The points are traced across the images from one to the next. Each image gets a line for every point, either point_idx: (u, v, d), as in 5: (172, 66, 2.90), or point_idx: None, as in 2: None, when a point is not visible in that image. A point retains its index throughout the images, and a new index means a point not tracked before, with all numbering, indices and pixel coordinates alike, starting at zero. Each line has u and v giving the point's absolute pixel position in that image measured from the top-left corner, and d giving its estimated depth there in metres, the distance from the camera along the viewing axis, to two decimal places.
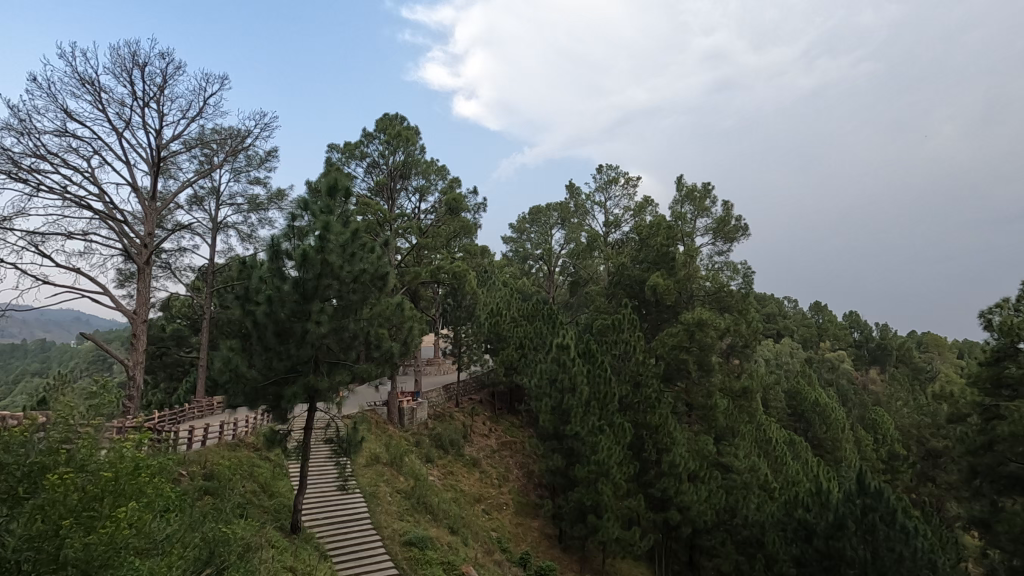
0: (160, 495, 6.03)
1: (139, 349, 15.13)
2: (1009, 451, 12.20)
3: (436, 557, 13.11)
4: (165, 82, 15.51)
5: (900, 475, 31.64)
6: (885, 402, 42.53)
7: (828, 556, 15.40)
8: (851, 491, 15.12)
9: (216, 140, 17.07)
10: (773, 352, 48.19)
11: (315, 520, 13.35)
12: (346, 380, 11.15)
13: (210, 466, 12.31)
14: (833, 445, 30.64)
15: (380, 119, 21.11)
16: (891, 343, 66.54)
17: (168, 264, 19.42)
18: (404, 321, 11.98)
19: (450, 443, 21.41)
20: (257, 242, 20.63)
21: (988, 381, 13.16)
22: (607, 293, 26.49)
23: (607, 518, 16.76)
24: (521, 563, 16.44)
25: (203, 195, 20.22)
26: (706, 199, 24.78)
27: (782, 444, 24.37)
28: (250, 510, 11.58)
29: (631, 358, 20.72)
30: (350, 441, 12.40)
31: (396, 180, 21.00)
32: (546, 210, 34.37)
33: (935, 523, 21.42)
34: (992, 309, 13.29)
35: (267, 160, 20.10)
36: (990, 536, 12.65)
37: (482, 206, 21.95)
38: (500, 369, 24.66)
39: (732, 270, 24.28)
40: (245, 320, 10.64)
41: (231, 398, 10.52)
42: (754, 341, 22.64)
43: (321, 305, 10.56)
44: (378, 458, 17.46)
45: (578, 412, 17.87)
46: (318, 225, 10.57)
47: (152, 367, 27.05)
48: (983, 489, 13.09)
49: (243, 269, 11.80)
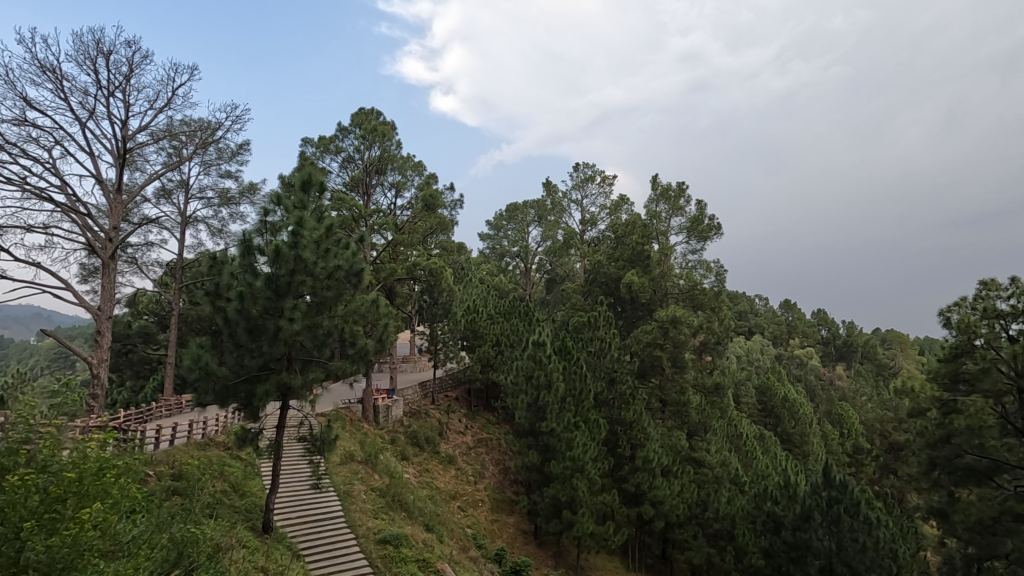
0: (126, 495, 5.88)
1: (104, 347, 14.66)
2: (967, 445, 12.53)
3: (411, 555, 13.06)
4: (132, 71, 15.02)
5: (865, 468, 32.63)
6: (850, 397, 44.00)
7: (795, 547, 15.84)
8: (817, 483, 15.65)
9: (184, 132, 16.63)
10: (744, 349, 49.22)
11: (287, 519, 13.16)
12: (320, 377, 11.15)
13: (178, 466, 12.05)
14: (801, 439, 31.67)
15: (356, 113, 20.78)
16: (857, 339, 68.62)
17: (134, 259, 18.87)
18: (380, 318, 11.82)
19: (425, 440, 21.28)
20: (228, 237, 20.20)
21: (946, 376, 13.74)
22: (583, 291, 26.89)
23: (581, 513, 16.94)
24: (497, 559, 16.54)
25: (171, 188, 19.67)
26: (681, 198, 25.15)
27: (753, 439, 25.05)
28: (220, 510, 11.38)
29: (606, 355, 20.94)
30: (323, 439, 12.19)
31: (372, 175, 20.75)
32: (522, 207, 34.21)
33: (896, 514, 22.29)
34: (951, 308, 13.74)
35: (239, 153, 19.64)
36: (948, 526, 13.18)
37: (459, 203, 21.86)
38: (477, 366, 24.78)
39: (705, 268, 24.82)
40: (215, 317, 10.40)
41: (201, 396, 10.27)
42: (726, 338, 23.17)
43: (294, 301, 10.38)
44: (353, 456, 17.31)
45: (555, 408, 17.94)
46: (291, 221, 10.42)
47: (118, 364, 26.26)
48: (942, 480, 13.59)
49: (213, 265, 11.52)
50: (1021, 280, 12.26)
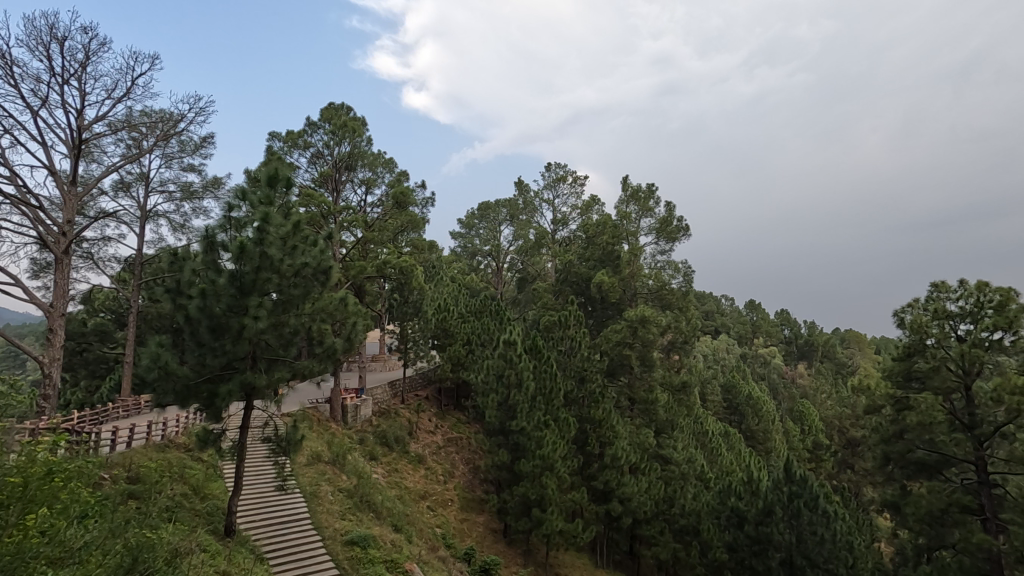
0: (77, 500, 5.66)
1: (57, 346, 14.06)
2: (918, 439, 13.16)
3: (379, 555, 12.91)
4: (88, 58, 14.44)
5: (823, 463, 33.78)
6: (811, 395, 45.54)
7: (757, 541, 16.22)
8: (778, 479, 16.11)
9: (145, 123, 16.06)
10: (710, 348, 50.35)
11: (251, 522, 12.86)
12: (286, 376, 10.89)
13: (135, 469, 11.68)
14: (764, 436, 32.60)
15: (325, 108, 20.39)
16: (817, 339, 70.97)
17: (90, 254, 18.16)
18: (348, 316, 11.70)
19: (394, 440, 21.07)
20: (190, 233, 19.59)
21: (900, 374, 14.13)
22: (554, 290, 27.07)
23: (551, 510, 17.04)
24: (466, 558, 16.50)
25: (130, 180, 18.95)
26: (650, 199, 25.52)
27: (718, 437, 25.67)
28: (180, 514, 11.05)
29: (576, 353, 21.09)
30: (288, 440, 11.93)
31: (342, 172, 20.44)
32: (494, 206, 34.26)
33: (853, 507, 23.15)
34: (905, 309, 14.28)
35: (202, 146, 19.07)
36: (900, 518, 13.70)
37: (430, 202, 21.73)
38: (447, 365, 24.63)
39: (673, 269, 25.25)
40: (176, 315, 10.06)
41: (160, 397, 9.93)
42: (693, 337, 23.71)
43: (259, 299, 10.11)
44: (320, 457, 17.04)
45: (525, 408, 17.98)
46: (256, 217, 10.18)
47: (72, 363, 25.22)
48: (895, 474, 14.12)
49: (173, 261, 11.15)
50: (969, 281, 12.85)
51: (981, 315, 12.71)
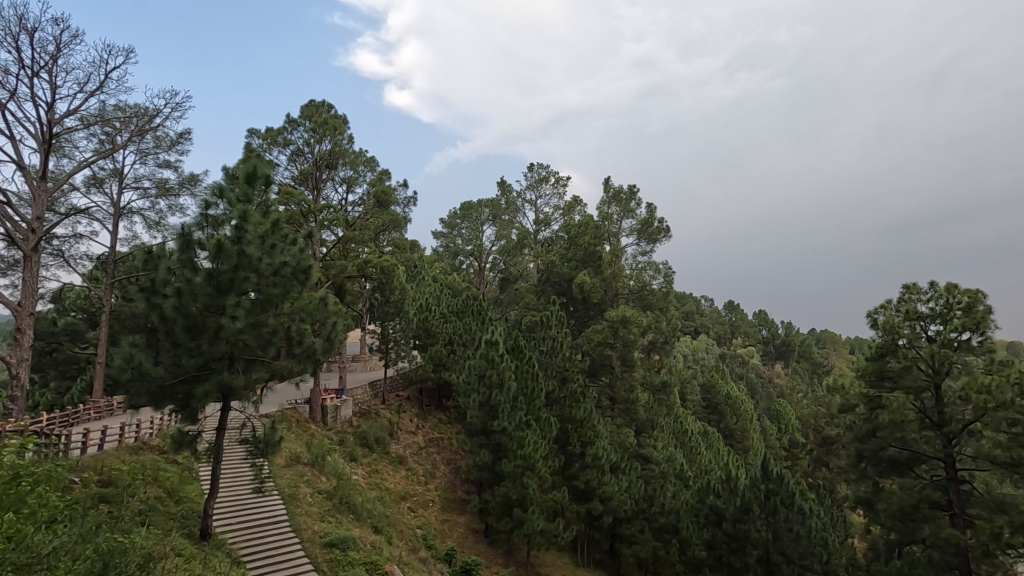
0: (45, 504, 5.50)
1: (25, 346, 13.65)
2: (891, 437, 13.48)
3: (359, 557, 12.79)
4: (59, 50, 14.05)
5: (799, 461, 34.41)
6: (788, 394, 46.37)
7: (735, 538, 16.43)
8: (755, 477, 16.37)
9: (119, 118, 15.69)
10: (690, 348, 50.98)
11: (227, 525, 12.64)
12: (264, 377, 10.73)
13: (107, 472, 11.40)
14: (742, 435, 33.08)
15: (306, 105, 20.14)
16: (794, 339, 72.28)
17: (60, 252, 17.67)
18: (328, 316, 11.59)
19: (375, 441, 20.90)
20: (166, 230, 19.20)
21: (873, 374, 14.34)
22: (536, 290, 27.13)
23: (532, 510, 17.06)
24: (447, 559, 16.44)
25: (103, 176, 18.50)
26: (632, 201, 25.73)
27: (697, 436, 25.99)
28: (154, 518, 10.81)
29: (558, 354, 21.17)
30: (267, 441, 11.75)
31: (322, 170, 20.23)
32: (477, 206, 34.22)
33: (828, 504, 23.62)
34: (878, 310, 14.61)
35: (178, 142, 18.70)
36: (873, 514, 14.00)
37: (412, 201, 21.60)
38: (428, 365, 24.51)
39: (654, 269, 25.49)
40: (151, 314, 9.85)
41: (133, 398, 9.70)
42: (673, 337, 23.98)
43: (237, 299, 9.96)
44: (299, 458, 16.83)
45: (507, 408, 17.98)
46: (234, 215, 10.01)
47: (41, 364, 24.53)
48: (868, 471, 14.42)
49: (148, 259, 10.91)
50: (938, 283, 13.21)
51: (950, 316, 13.08)
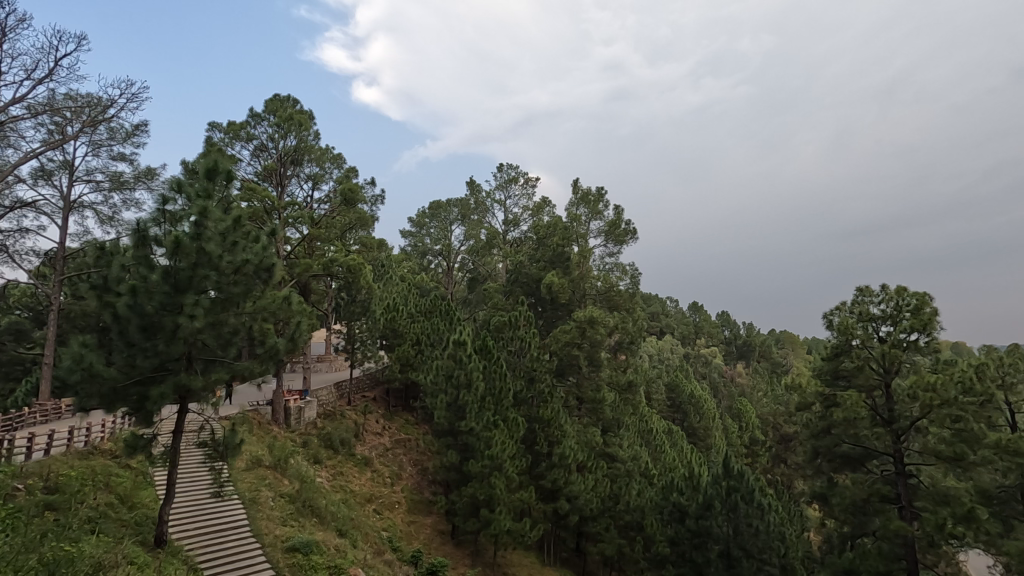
0: None
1: None
2: (844, 434, 14.01)
3: (322, 562, 12.54)
4: (4, 35, 13.36)
5: (759, 458, 35.41)
6: (749, 393, 47.72)
7: (697, 534, 16.77)
8: (717, 474, 16.78)
9: (69, 107, 15.01)
10: (655, 348, 51.92)
11: (184, 531, 12.22)
12: (224, 378, 10.42)
13: (54, 478, 10.87)
14: (704, 433, 33.89)
15: (270, 99, 19.65)
16: (754, 339, 74.39)
17: (4, 246, 16.78)
18: (292, 315, 11.34)
19: (340, 442, 20.56)
20: (120, 225, 18.45)
21: (828, 373, 14.89)
22: (505, 291, 27.18)
23: (499, 510, 17.06)
24: (413, 561, 16.26)
25: (52, 168, 17.65)
26: (600, 202, 26.03)
27: (662, 434, 26.50)
28: (104, 525, 10.35)
29: (526, 354, 21.21)
30: (226, 444, 11.41)
31: (287, 166, 19.79)
32: (446, 205, 34.06)
33: (785, 500, 24.40)
34: (833, 312, 15.16)
35: (134, 134, 18.00)
36: (827, 508, 14.52)
37: (379, 199, 21.32)
38: (396, 366, 24.23)
39: (621, 271, 25.85)
40: (102, 313, 9.44)
41: (83, 400, 9.28)
42: (639, 337, 24.37)
43: (196, 297, 9.65)
44: (260, 461, 16.40)
45: (474, 408, 17.93)
46: (193, 211, 9.70)
47: None
48: (823, 467, 14.95)
49: (100, 256, 10.46)
50: (889, 287, 13.81)
51: (900, 318, 13.68)
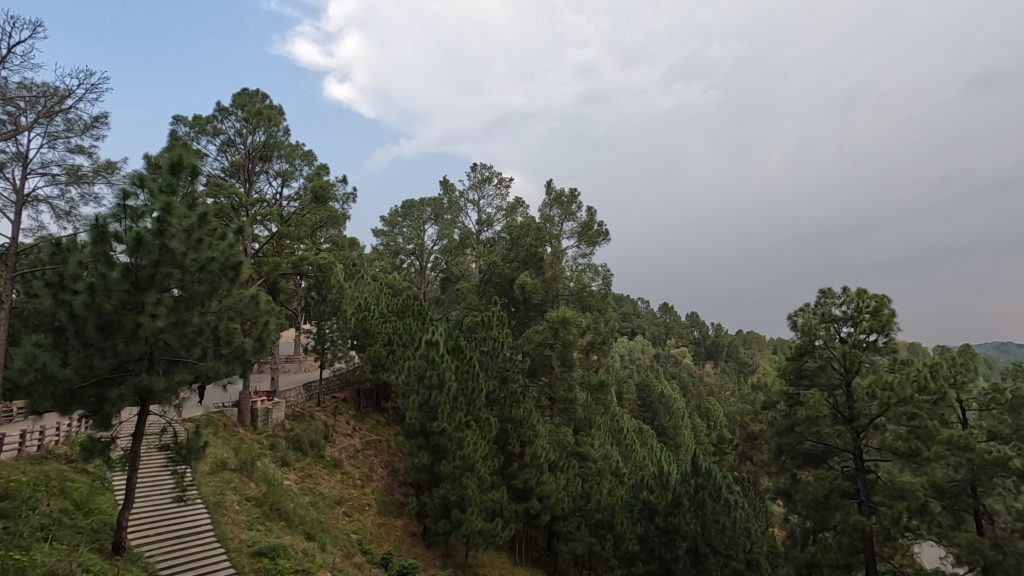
0: None
1: None
2: (807, 432, 14.43)
3: (289, 566, 12.29)
4: None
5: (726, 455, 36.17)
6: (716, 392, 48.73)
7: (666, 531, 17.04)
8: (686, 472, 17.09)
9: (23, 96, 14.35)
10: (626, 348, 52.54)
11: (144, 537, 11.83)
12: (187, 379, 10.14)
13: (4, 484, 10.40)
14: (673, 432, 34.45)
15: (238, 93, 19.17)
16: (722, 339, 75.96)
17: None
18: (259, 315, 11.08)
19: (309, 444, 20.21)
20: (77, 220, 17.73)
21: (792, 372, 15.32)
22: (478, 291, 27.13)
23: (470, 511, 17.01)
24: (383, 564, 16.03)
25: (4, 160, 16.84)
26: (573, 204, 26.22)
27: (632, 433, 26.84)
28: (59, 532, 9.95)
29: (499, 354, 21.19)
30: (189, 447, 11.09)
31: (255, 162, 19.36)
32: (419, 204, 33.81)
33: (751, 497, 25.00)
34: (797, 313, 15.59)
35: (93, 126, 17.33)
36: (791, 504, 14.93)
37: (351, 197, 21.05)
38: (367, 366, 23.91)
39: (593, 271, 26.08)
40: (58, 312, 9.06)
41: (37, 403, 8.90)
42: (611, 338, 24.60)
43: (158, 296, 9.34)
44: (225, 464, 16.00)
45: (446, 408, 17.82)
46: (156, 207, 9.38)
47: None
48: (787, 464, 15.37)
49: (55, 253, 10.04)
50: (850, 289, 14.28)
51: (860, 319, 14.15)
